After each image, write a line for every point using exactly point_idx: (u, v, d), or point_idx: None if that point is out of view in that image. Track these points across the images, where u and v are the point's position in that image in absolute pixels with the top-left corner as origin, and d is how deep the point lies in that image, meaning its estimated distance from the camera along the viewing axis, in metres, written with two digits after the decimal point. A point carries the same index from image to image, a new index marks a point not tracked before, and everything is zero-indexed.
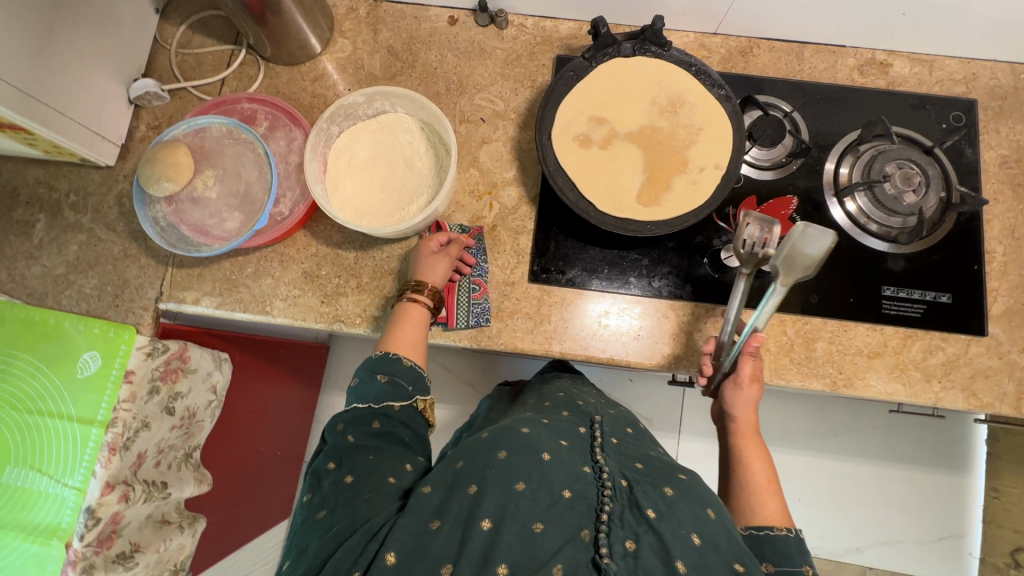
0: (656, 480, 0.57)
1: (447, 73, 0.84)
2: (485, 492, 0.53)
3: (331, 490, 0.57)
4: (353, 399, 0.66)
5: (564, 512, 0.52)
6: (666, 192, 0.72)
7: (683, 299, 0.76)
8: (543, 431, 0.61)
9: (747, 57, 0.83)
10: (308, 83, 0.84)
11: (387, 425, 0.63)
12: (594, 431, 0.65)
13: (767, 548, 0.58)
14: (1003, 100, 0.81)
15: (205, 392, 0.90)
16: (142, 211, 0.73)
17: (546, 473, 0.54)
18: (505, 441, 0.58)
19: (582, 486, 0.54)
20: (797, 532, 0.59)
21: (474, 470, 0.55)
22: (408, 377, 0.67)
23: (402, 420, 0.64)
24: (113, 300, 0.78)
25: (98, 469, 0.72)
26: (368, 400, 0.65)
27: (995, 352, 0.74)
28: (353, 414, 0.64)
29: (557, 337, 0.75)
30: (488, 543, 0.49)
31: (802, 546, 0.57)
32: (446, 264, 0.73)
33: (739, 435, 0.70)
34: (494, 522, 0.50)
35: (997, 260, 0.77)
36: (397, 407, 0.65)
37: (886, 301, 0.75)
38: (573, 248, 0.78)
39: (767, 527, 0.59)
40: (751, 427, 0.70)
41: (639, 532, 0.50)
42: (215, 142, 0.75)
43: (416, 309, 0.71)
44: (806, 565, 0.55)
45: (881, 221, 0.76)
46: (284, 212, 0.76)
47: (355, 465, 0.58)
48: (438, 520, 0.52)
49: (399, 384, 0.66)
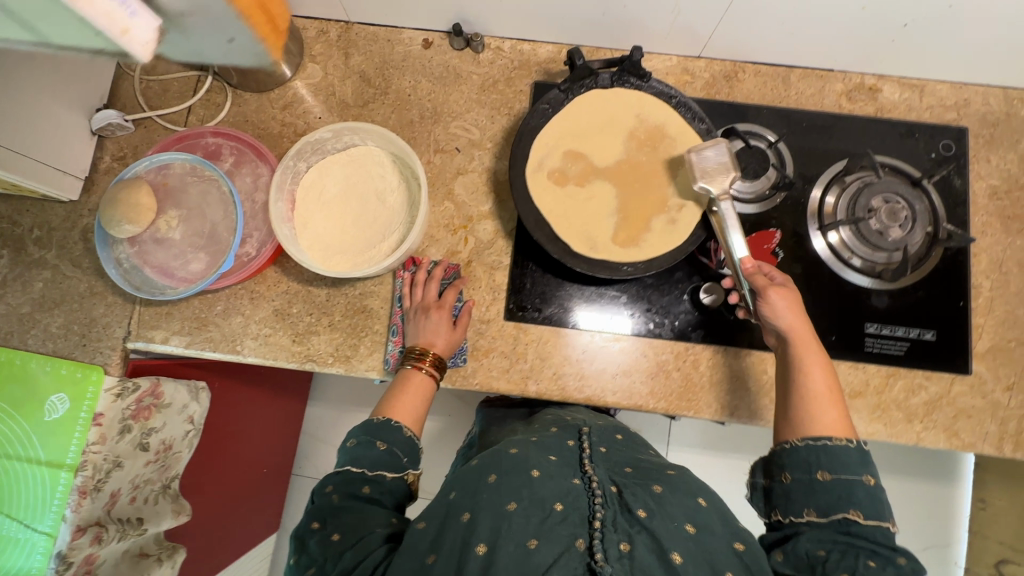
0: (646, 481, 0.59)
1: (421, 100, 0.81)
2: (477, 517, 0.53)
3: (319, 544, 0.57)
4: (345, 460, 0.65)
5: (557, 524, 0.51)
6: (645, 232, 0.69)
7: (661, 338, 0.74)
8: (531, 449, 0.62)
9: (731, 82, 0.81)
10: (277, 111, 0.81)
11: (375, 493, 0.63)
12: (582, 444, 0.65)
13: (826, 457, 0.56)
14: (995, 128, 0.79)
15: (182, 423, 0.88)
16: (103, 252, 0.70)
17: (537, 489, 0.55)
18: (494, 465, 0.58)
19: (573, 499, 0.54)
20: (859, 442, 0.57)
21: (466, 499, 0.55)
22: (403, 447, 0.66)
23: (391, 489, 0.64)
24: (80, 340, 0.76)
25: (68, 514, 0.72)
26: (361, 465, 0.64)
27: (978, 391, 0.73)
28: (343, 475, 0.63)
29: (533, 376, 0.74)
30: (485, 566, 0.49)
31: (863, 456, 0.56)
32: (458, 331, 0.72)
33: (798, 344, 0.64)
34: (488, 546, 0.50)
35: (984, 295, 0.75)
36: (389, 477, 0.64)
37: (870, 339, 0.74)
38: (550, 285, 0.76)
39: (826, 437, 0.57)
40: (808, 333, 0.65)
41: (632, 534, 0.51)
42: (178, 179, 0.72)
43: (432, 382, 0.71)
44: (867, 475, 0.55)
45: (865, 256, 0.74)
46: (250, 252, 0.73)
47: (341, 521, 0.59)
48: (433, 554, 0.52)
49: (394, 455, 0.65)
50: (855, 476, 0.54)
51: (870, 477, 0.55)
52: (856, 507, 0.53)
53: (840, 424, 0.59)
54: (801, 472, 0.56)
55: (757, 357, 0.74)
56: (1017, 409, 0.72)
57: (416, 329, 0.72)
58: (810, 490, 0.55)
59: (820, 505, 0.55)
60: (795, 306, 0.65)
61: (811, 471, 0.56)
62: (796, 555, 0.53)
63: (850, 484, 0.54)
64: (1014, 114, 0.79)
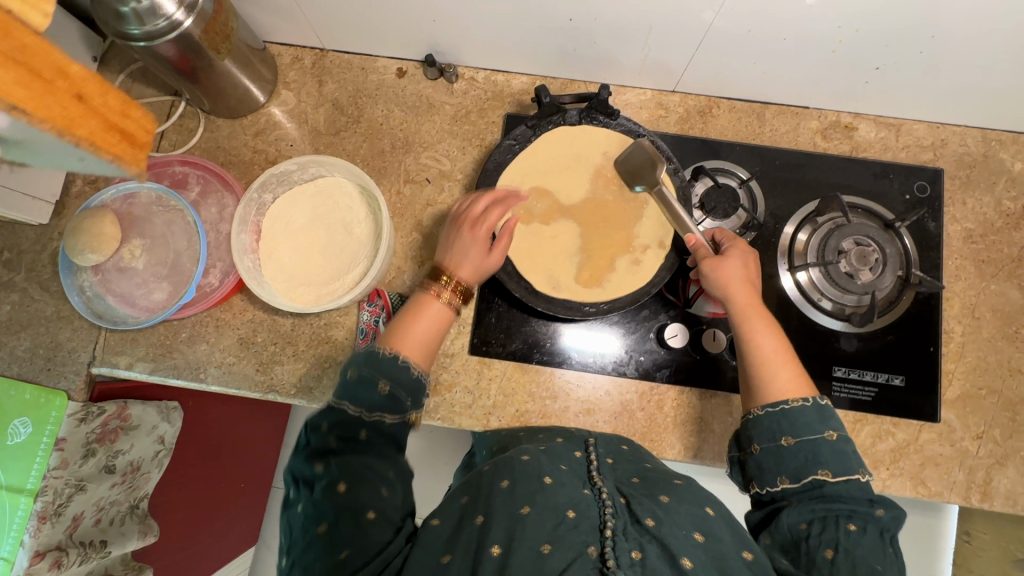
0: (652, 492, 0.54)
1: (393, 129, 0.81)
2: (492, 520, 0.48)
3: (321, 490, 0.51)
4: (342, 395, 0.56)
5: (570, 531, 0.47)
6: (608, 273, 0.70)
7: (627, 376, 0.74)
8: (542, 456, 0.57)
9: (706, 118, 0.80)
10: (249, 137, 0.81)
11: (374, 438, 0.55)
12: (590, 455, 0.60)
13: (788, 422, 0.56)
14: (972, 169, 0.78)
15: (151, 444, 0.89)
16: (67, 280, 0.73)
17: (550, 495, 0.50)
18: (505, 470, 0.54)
19: (585, 507, 0.50)
20: (816, 399, 0.57)
21: (479, 503, 0.51)
22: (408, 389, 0.59)
23: (392, 435, 0.56)
24: (46, 363, 0.76)
25: (27, 539, 0.72)
26: (359, 405, 0.55)
27: (947, 439, 0.72)
28: (339, 415, 0.55)
29: (496, 412, 0.73)
30: (500, 568, 0.44)
31: (821, 413, 0.56)
32: (488, 262, 0.66)
33: (741, 314, 0.63)
34: (504, 547, 0.45)
35: (955, 340, 0.74)
36: (389, 421, 0.56)
37: (838, 383, 0.73)
38: (514, 320, 0.75)
39: (783, 402, 0.57)
40: (752, 302, 0.63)
41: (643, 542, 0.46)
42: (143, 209, 0.76)
43: (451, 315, 0.65)
44: (828, 431, 0.55)
45: (835, 298, 0.73)
46: (213, 283, 0.76)
47: (348, 467, 0.52)
48: (449, 553, 0.47)
49: (399, 398, 0.57)
50: (817, 434, 0.55)
51: (832, 432, 0.55)
52: (823, 467, 0.53)
53: (796, 383, 0.59)
54: (766, 440, 0.56)
55: (721, 399, 0.73)
56: (986, 458, 0.71)
57: (449, 246, 0.67)
58: (779, 456, 0.55)
59: (789, 471, 0.54)
60: (741, 275, 0.64)
61: (774, 437, 0.56)
62: (781, 533, 0.52)
63: (813, 443, 0.54)
64: (991, 156, 0.78)
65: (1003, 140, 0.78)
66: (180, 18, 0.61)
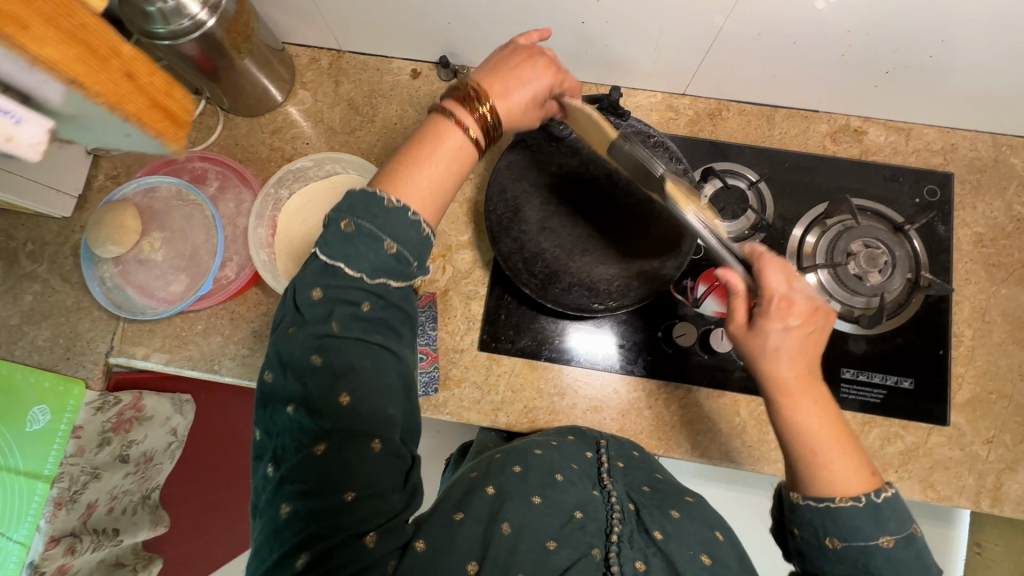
0: (662, 504, 0.58)
1: (407, 128, 0.82)
2: (505, 497, 0.52)
3: (320, 400, 0.45)
4: (338, 253, 0.47)
5: (577, 530, 0.51)
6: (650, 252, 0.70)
7: (634, 375, 0.74)
8: (557, 450, 0.61)
9: (715, 120, 0.81)
10: (266, 135, 0.83)
11: (376, 309, 0.49)
12: (600, 457, 0.62)
13: (833, 523, 0.48)
14: (982, 174, 0.78)
15: (164, 435, 0.91)
16: (88, 270, 0.76)
17: (559, 492, 0.55)
18: (518, 458, 0.58)
19: (593, 508, 0.55)
20: (871, 498, 0.48)
21: (490, 479, 0.55)
22: (415, 249, 0.50)
23: (396, 303, 0.50)
24: (65, 353, 0.77)
25: (42, 525, 0.73)
26: (360, 268, 0.48)
27: (957, 443, 0.71)
28: (334, 281, 0.48)
29: (504, 408, 0.74)
30: (508, 548, 0.47)
31: (876, 515, 0.48)
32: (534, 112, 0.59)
33: (778, 394, 0.53)
34: (514, 527, 0.49)
35: (965, 344, 0.74)
36: (392, 287, 0.49)
37: (847, 384, 0.73)
38: (524, 317, 0.76)
39: (829, 497, 0.49)
40: (794, 378, 0.52)
41: (647, 554, 0.50)
42: (164, 203, 0.79)
43: (467, 155, 0.53)
44: (883, 537, 0.47)
45: (843, 300, 0.72)
46: (230, 276, 0.77)
47: (357, 380, 0.46)
48: (460, 512, 0.51)
49: (403, 260, 0.49)
50: (867, 541, 0.47)
51: (887, 539, 0.47)
52: None
53: (853, 475, 0.49)
54: (808, 532, 0.50)
55: (730, 398, 0.73)
56: (996, 463, 0.71)
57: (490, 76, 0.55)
58: (822, 553, 0.49)
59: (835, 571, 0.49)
60: (793, 348, 0.52)
61: (817, 535, 0.49)
62: None
63: (861, 551, 0.47)
64: (1002, 161, 0.78)
65: (1014, 145, 0.78)
66: (203, 18, 0.62)
